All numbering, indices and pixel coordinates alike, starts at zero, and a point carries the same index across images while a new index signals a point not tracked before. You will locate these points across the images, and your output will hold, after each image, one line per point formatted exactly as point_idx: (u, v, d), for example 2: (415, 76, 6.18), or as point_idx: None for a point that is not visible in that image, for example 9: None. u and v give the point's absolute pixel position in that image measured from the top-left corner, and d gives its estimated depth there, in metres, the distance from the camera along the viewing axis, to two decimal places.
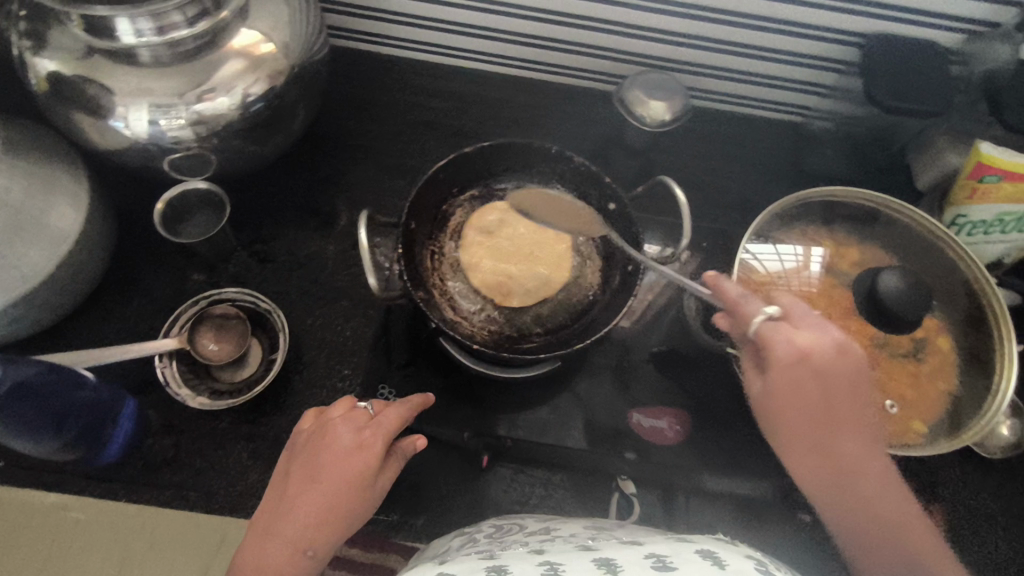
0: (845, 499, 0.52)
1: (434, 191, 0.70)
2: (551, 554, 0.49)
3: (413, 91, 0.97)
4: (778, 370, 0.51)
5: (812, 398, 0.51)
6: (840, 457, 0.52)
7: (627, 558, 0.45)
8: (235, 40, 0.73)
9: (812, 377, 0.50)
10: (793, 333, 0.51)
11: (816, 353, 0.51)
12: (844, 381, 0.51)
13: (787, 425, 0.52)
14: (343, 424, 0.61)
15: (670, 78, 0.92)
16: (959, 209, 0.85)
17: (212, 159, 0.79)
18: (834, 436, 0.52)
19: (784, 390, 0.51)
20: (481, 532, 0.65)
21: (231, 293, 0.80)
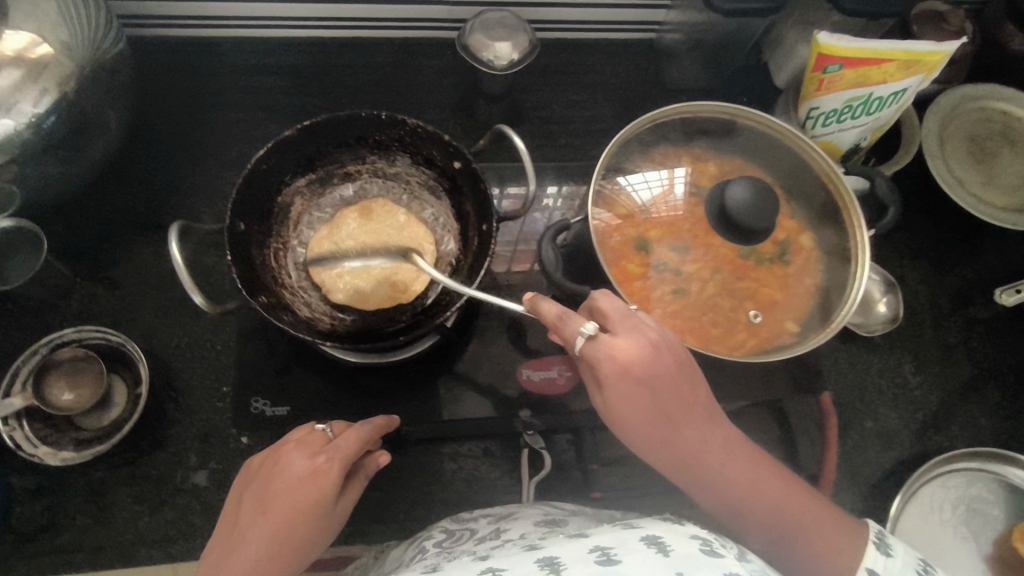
0: (706, 489, 0.53)
1: (262, 182, 0.63)
2: (494, 560, 0.47)
3: (242, 72, 0.89)
4: (605, 382, 0.51)
5: (642, 403, 0.51)
6: (686, 452, 0.53)
7: (571, 557, 0.43)
8: (6, 45, 0.66)
9: (635, 386, 0.51)
10: (610, 345, 0.51)
11: (634, 362, 0.51)
12: (669, 379, 0.51)
13: (632, 433, 0.53)
14: (296, 450, 0.56)
15: (509, 15, 0.87)
16: (811, 102, 0.85)
17: (13, 190, 0.71)
18: (672, 434, 0.52)
19: (616, 403, 0.52)
20: (430, 540, 0.64)
21: (75, 333, 0.73)
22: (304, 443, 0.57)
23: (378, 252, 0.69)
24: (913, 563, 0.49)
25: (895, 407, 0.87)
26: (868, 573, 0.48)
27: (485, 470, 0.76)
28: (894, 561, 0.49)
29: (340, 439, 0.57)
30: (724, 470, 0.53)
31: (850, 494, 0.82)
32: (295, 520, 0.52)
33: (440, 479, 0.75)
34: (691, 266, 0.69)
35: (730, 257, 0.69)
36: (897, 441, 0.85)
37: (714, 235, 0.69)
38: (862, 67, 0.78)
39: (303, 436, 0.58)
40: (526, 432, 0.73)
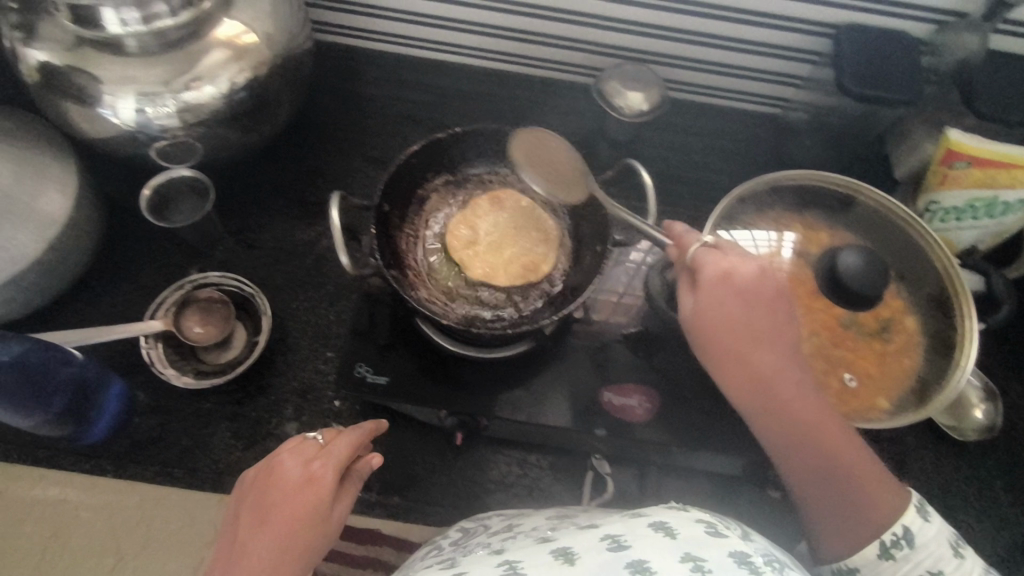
0: (772, 413, 0.56)
1: (408, 175, 0.72)
2: (509, 554, 0.52)
3: (398, 85, 0.99)
4: (703, 288, 0.58)
5: (733, 313, 0.57)
6: (760, 371, 0.56)
7: (584, 545, 0.47)
8: (221, 31, 0.75)
9: (731, 294, 0.57)
10: (720, 257, 0.59)
11: (736, 274, 0.58)
12: (762, 302, 0.57)
13: (712, 341, 0.57)
14: (288, 457, 0.58)
15: (645, 70, 0.94)
16: (930, 196, 0.86)
17: (198, 146, 0.81)
18: (752, 351, 0.56)
19: (707, 306, 0.57)
20: (449, 539, 0.67)
21: (216, 277, 0.81)
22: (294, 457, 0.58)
23: (512, 236, 0.73)
24: (947, 531, 0.54)
25: (978, 519, 0.82)
26: (905, 528, 0.53)
27: (547, 482, 0.78)
28: (929, 525, 0.54)
29: (333, 447, 0.60)
30: (795, 400, 0.56)
31: None
32: (293, 527, 0.53)
33: (503, 481, 0.77)
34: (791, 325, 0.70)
35: (829, 323, 0.70)
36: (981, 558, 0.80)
37: (816, 300, 0.70)
38: (990, 168, 0.79)
39: (290, 449, 0.59)
40: (594, 455, 0.77)
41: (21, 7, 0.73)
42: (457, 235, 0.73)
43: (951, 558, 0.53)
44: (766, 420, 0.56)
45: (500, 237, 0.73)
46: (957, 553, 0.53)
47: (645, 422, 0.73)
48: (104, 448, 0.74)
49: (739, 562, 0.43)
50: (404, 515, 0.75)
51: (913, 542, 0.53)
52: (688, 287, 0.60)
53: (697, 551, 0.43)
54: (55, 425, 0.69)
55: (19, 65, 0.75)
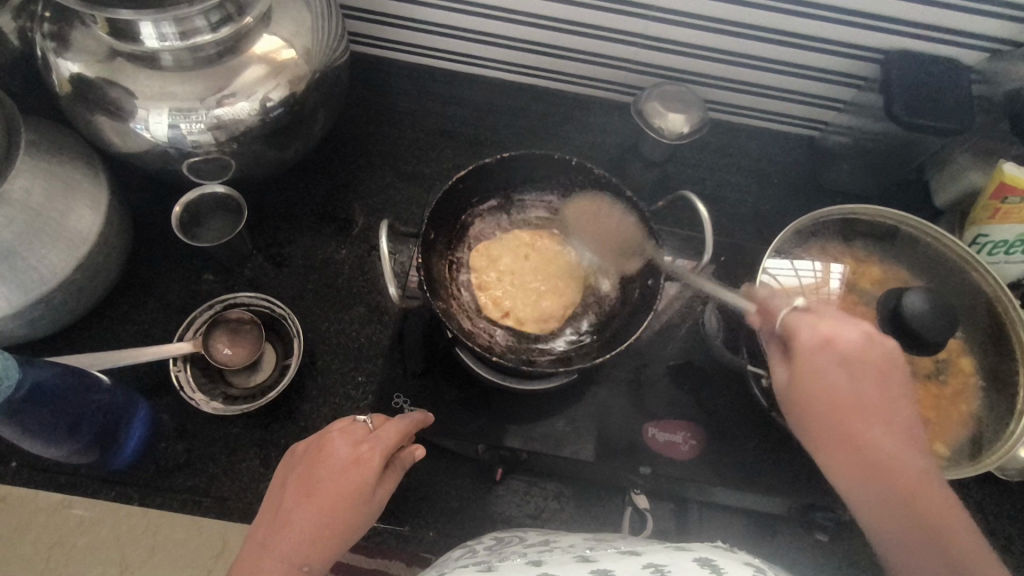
0: (890, 508, 0.49)
1: (453, 201, 0.70)
2: (550, 566, 0.50)
3: (431, 98, 0.97)
4: (802, 357, 0.52)
5: (839, 386, 0.51)
6: (876, 456, 0.50)
7: (626, 570, 0.46)
8: (258, 46, 0.72)
9: (835, 363, 0.51)
10: (816, 319, 0.53)
11: (840, 339, 0.52)
12: (873, 368, 0.51)
13: (816, 418, 0.51)
14: (339, 436, 0.59)
15: (687, 90, 0.91)
16: (980, 228, 0.83)
17: (230, 163, 0.79)
18: (864, 434, 0.50)
19: (807, 380, 0.51)
20: (482, 543, 0.65)
21: (247, 297, 0.79)
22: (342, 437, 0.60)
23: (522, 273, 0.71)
24: None
25: None
26: None
27: (583, 517, 0.75)
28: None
29: (382, 433, 0.60)
30: (915, 487, 0.49)
31: None
32: (334, 504, 0.55)
33: (539, 516, 0.75)
34: None
35: None
36: None
37: None
38: None
39: (346, 427, 0.60)
40: (632, 489, 0.74)
41: (54, 16, 0.70)
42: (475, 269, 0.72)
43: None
44: (880, 515, 0.49)
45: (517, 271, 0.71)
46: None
47: (687, 459, 0.71)
48: (127, 475, 0.71)
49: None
50: (437, 549, 0.72)
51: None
52: (783, 355, 0.55)
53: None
54: (83, 453, 0.67)
55: (49, 75, 0.72)
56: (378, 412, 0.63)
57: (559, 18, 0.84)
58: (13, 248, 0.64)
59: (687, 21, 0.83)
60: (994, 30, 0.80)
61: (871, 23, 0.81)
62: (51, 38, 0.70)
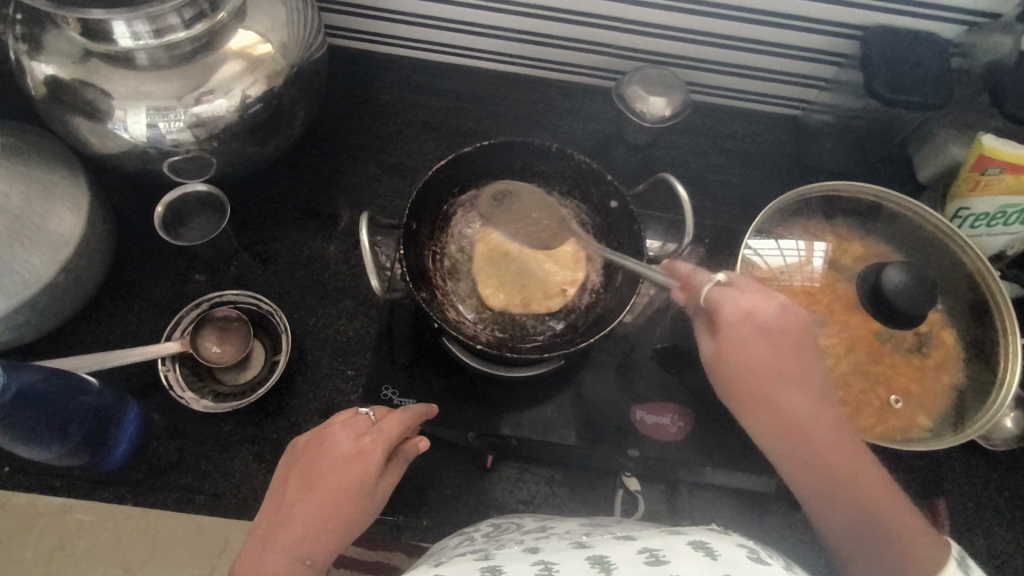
0: (809, 467, 0.52)
1: (435, 191, 0.70)
2: (545, 554, 0.50)
3: (413, 89, 0.97)
4: (726, 329, 0.53)
5: (761, 356, 0.52)
6: (793, 419, 0.52)
7: (621, 556, 0.46)
8: (233, 41, 0.72)
9: (757, 335, 0.52)
10: (737, 294, 0.54)
11: (760, 312, 0.53)
12: (792, 338, 0.53)
13: (736, 388, 0.53)
14: (342, 429, 0.60)
15: (668, 74, 0.91)
16: (960, 202, 0.84)
17: (212, 161, 0.78)
18: (786, 400, 0.52)
19: (730, 352, 0.53)
20: (479, 531, 0.66)
21: (233, 294, 0.79)
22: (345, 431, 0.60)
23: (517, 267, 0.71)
24: None
25: (1009, 529, 0.81)
26: None
27: (576, 502, 0.76)
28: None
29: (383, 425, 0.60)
30: (829, 446, 0.52)
31: None
32: (336, 497, 0.55)
33: (532, 502, 0.75)
34: (826, 340, 0.69)
35: (866, 338, 0.68)
36: (1009, 566, 0.79)
37: (852, 314, 0.69)
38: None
39: (350, 420, 0.61)
40: (623, 472, 0.74)
41: (26, 19, 0.69)
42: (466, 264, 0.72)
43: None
44: (798, 473, 0.52)
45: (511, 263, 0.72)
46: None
47: (676, 440, 0.72)
48: (120, 476, 0.71)
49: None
50: (431, 538, 0.73)
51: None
52: (707, 325, 0.56)
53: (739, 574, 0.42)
54: (74, 455, 0.67)
55: (24, 78, 0.71)
56: (381, 406, 0.63)
57: (538, 5, 0.84)
58: None
59: (667, 4, 0.83)
60: (971, 3, 0.80)
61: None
62: (25, 40, 0.69)
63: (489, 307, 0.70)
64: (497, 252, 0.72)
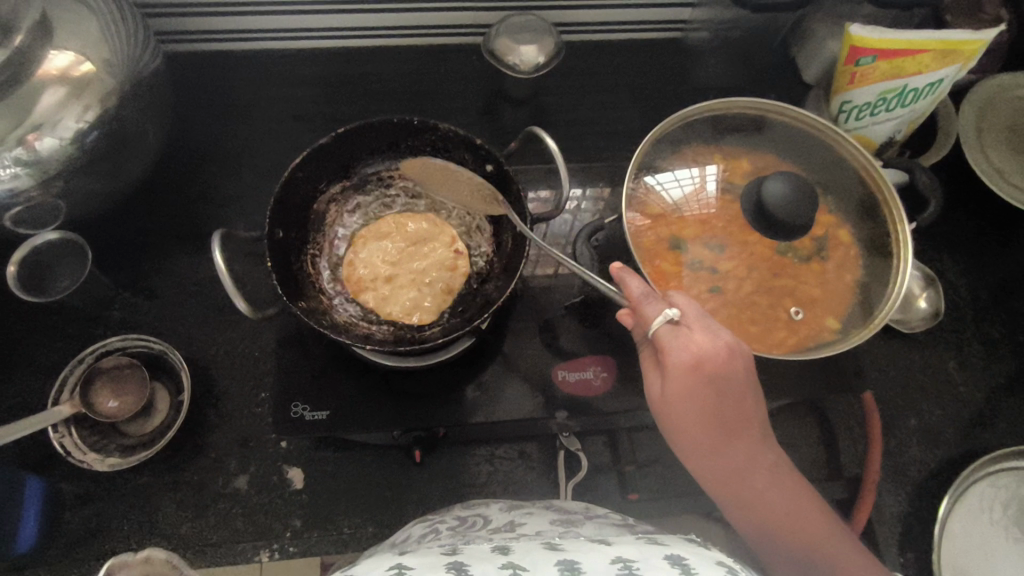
0: (746, 504, 0.55)
1: (298, 191, 0.66)
2: (514, 555, 0.46)
3: (274, 84, 0.90)
4: (671, 380, 0.53)
5: (701, 407, 0.53)
6: (733, 462, 0.55)
7: (593, 563, 0.42)
8: (52, 64, 0.65)
9: (703, 386, 0.52)
10: (687, 338, 0.53)
11: (707, 358, 0.53)
12: (737, 384, 0.53)
13: (682, 432, 0.55)
14: None
15: (534, 19, 0.88)
16: (842, 96, 0.84)
17: (59, 206, 0.72)
18: (726, 444, 0.54)
19: (678, 399, 0.53)
20: (444, 525, 0.63)
21: (118, 341, 0.74)
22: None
23: (410, 256, 0.70)
24: None
25: (937, 402, 0.84)
26: None
27: (520, 473, 0.75)
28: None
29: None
30: (766, 484, 0.55)
31: (892, 492, 0.80)
32: None
33: (477, 483, 0.74)
34: (727, 264, 0.68)
35: (765, 254, 0.68)
36: (943, 440, 0.82)
37: (748, 233, 0.68)
38: (896, 58, 0.76)
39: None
40: (562, 434, 0.73)
41: None
42: (353, 274, 0.69)
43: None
44: (736, 508, 0.55)
45: (400, 256, 0.70)
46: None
47: (605, 392, 0.71)
48: (35, 557, 0.67)
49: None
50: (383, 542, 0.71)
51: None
52: (655, 363, 0.55)
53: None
54: None
55: None
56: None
57: None
58: None
59: None
60: None
61: None
62: None
63: (392, 305, 0.68)
64: (379, 279, 0.69)
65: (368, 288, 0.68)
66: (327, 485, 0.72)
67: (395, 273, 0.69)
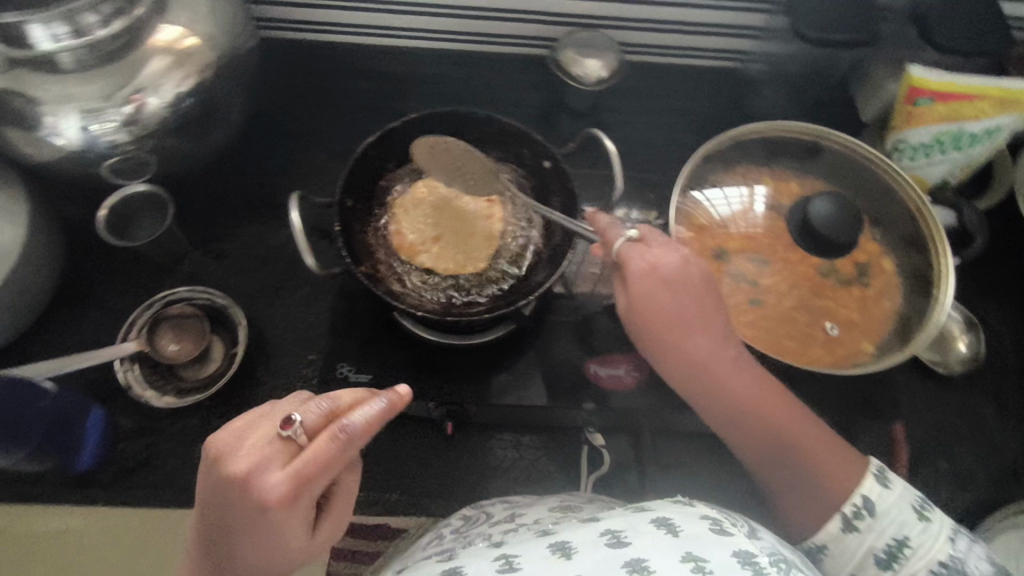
0: (717, 399, 0.57)
1: (368, 167, 0.71)
2: (508, 547, 0.50)
3: (350, 74, 0.95)
4: (632, 287, 0.57)
5: (663, 309, 0.57)
6: (699, 361, 0.57)
7: (582, 539, 0.45)
8: (159, 37, 0.72)
9: (660, 286, 0.57)
10: (645, 250, 0.58)
11: (663, 264, 0.57)
12: (692, 288, 0.57)
13: (647, 337, 0.58)
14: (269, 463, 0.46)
15: (601, 36, 0.92)
16: (897, 135, 0.84)
17: (150, 160, 0.79)
18: (689, 342, 0.57)
19: (640, 303, 0.57)
20: (449, 527, 0.67)
21: (185, 291, 0.80)
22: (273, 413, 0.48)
23: (458, 223, 0.72)
24: (910, 497, 0.52)
25: (969, 450, 0.83)
26: (862, 501, 0.52)
27: (543, 462, 0.77)
28: (889, 491, 0.52)
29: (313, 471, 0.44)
30: (737, 381, 0.57)
31: None
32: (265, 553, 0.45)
33: (499, 467, 0.77)
34: (769, 280, 0.71)
35: (808, 274, 0.70)
36: (973, 486, 0.81)
37: (792, 252, 0.70)
38: (952, 101, 0.78)
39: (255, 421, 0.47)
40: (587, 429, 0.76)
41: None
42: (402, 238, 0.70)
43: (916, 522, 0.50)
44: (712, 404, 0.58)
45: (447, 221, 0.72)
46: (923, 516, 0.50)
47: (633, 391, 0.73)
48: (92, 478, 0.72)
49: (744, 562, 0.40)
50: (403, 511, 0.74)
51: (876, 511, 0.51)
52: (619, 278, 0.60)
53: (700, 551, 0.41)
54: (41, 459, 0.69)
55: None
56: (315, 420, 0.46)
57: None
58: None
59: None
60: None
61: None
62: None
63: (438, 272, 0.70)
64: (428, 242, 0.71)
65: (423, 250, 0.70)
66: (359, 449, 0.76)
67: (441, 233, 0.71)
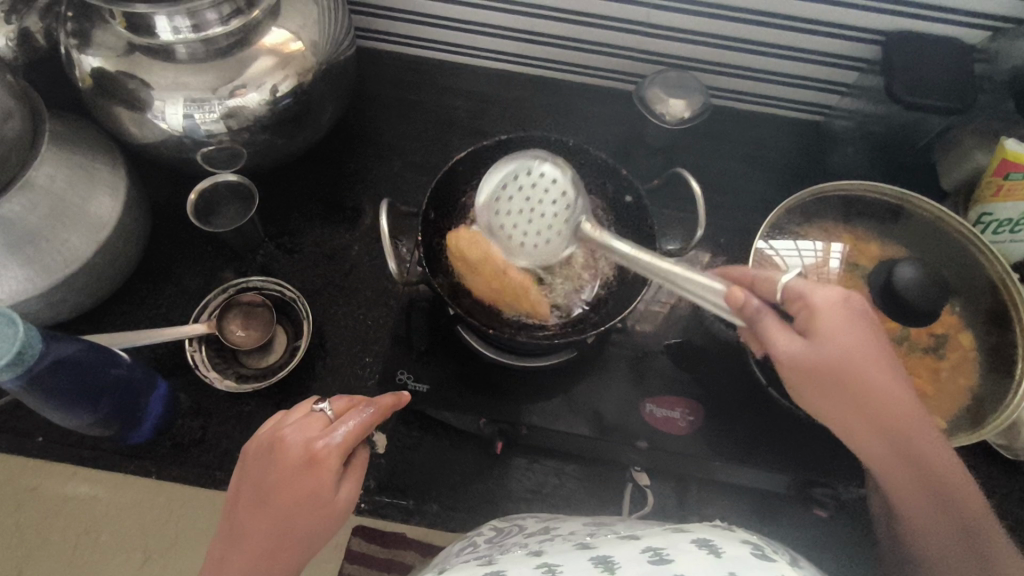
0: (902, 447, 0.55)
1: (456, 183, 0.75)
2: (550, 557, 0.51)
3: (438, 91, 1.00)
4: (821, 329, 0.53)
5: (860, 360, 0.53)
6: (892, 407, 0.54)
7: (626, 554, 0.48)
8: (266, 39, 0.75)
9: (856, 323, 0.54)
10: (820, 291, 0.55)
11: (850, 300, 0.55)
12: (879, 336, 0.54)
13: (839, 389, 0.53)
14: (295, 430, 0.58)
15: (689, 77, 0.92)
16: (984, 207, 0.82)
17: (241, 152, 0.81)
18: (874, 394, 0.53)
19: (828, 353, 0.53)
20: (483, 535, 0.67)
21: (258, 281, 0.82)
22: (297, 408, 0.62)
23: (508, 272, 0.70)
24: None
25: None
26: None
27: (585, 494, 0.76)
28: None
29: (340, 423, 0.58)
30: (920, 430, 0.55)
31: None
32: (291, 514, 0.55)
33: (541, 492, 0.76)
34: None
35: (883, 338, 0.68)
36: None
37: (867, 313, 0.69)
38: None
39: (281, 417, 0.61)
40: (632, 466, 0.75)
41: (77, 15, 0.74)
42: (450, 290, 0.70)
43: None
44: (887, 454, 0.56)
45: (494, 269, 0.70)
46: None
47: (687, 435, 0.72)
48: (145, 449, 0.75)
49: None
50: (441, 524, 0.74)
51: None
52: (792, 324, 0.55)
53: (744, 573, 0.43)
54: (103, 425, 0.69)
55: (73, 71, 0.75)
56: (338, 400, 0.61)
57: (560, 8, 0.87)
58: (38, 230, 0.67)
59: (687, 8, 0.84)
60: (995, 8, 0.80)
61: (871, 4, 0.81)
62: (74, 35, 0.73)
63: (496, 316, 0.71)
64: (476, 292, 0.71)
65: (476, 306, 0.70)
66: (403, 456, 0.76)
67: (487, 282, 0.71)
